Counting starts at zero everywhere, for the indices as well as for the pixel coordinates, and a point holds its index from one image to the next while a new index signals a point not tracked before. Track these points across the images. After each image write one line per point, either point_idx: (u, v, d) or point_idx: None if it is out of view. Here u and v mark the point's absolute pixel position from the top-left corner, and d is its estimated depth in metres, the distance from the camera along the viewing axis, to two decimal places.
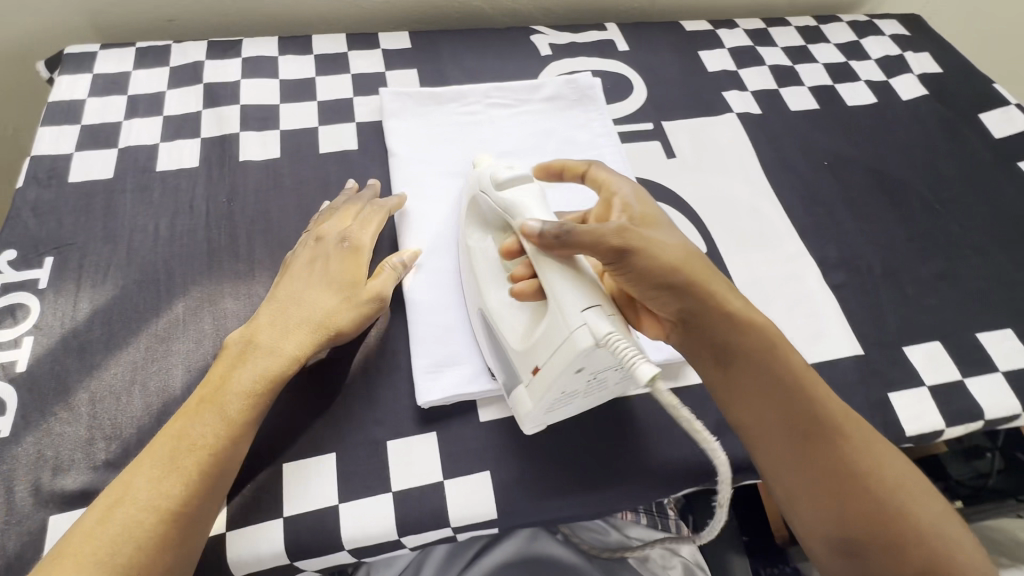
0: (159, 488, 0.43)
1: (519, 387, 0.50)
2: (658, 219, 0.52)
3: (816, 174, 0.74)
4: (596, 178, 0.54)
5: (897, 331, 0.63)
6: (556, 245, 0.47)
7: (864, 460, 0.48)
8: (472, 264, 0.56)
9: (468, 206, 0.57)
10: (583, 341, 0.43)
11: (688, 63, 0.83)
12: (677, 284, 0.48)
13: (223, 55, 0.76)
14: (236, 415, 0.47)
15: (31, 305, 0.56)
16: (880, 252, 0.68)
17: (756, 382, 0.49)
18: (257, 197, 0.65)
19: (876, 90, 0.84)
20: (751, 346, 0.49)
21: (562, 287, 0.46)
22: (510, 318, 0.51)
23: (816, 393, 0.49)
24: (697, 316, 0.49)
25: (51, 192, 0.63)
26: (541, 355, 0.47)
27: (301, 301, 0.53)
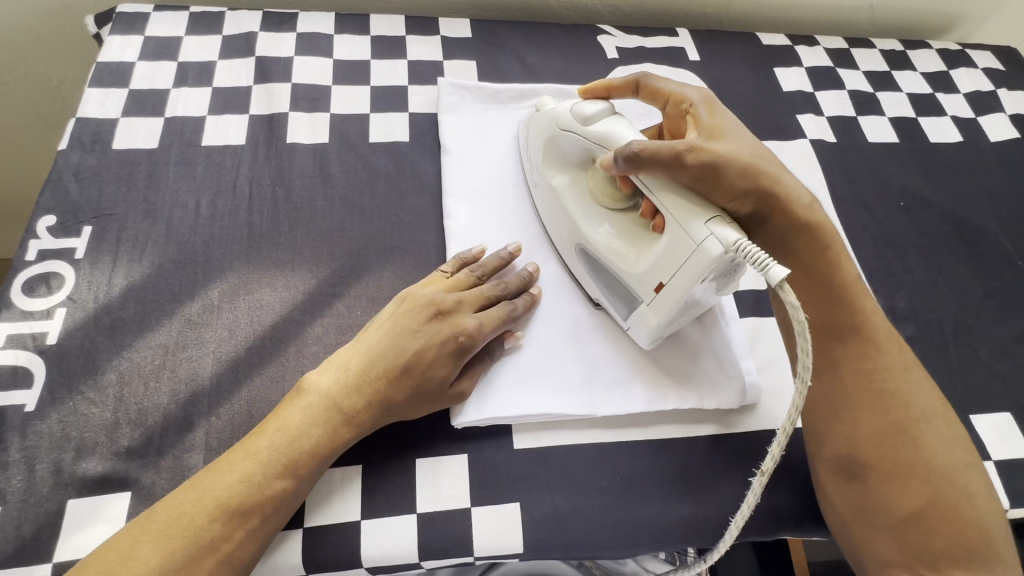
0: (220, 527, 0.42)
1: (638, 306, 0.53)
2: (725, 127, 0.54)
3: (890, 214, 0.69)
4: (651, 91, 0.58)
5: (965, 397, 0.58)
6: (635, 167, 0.48)
7: (894, 383, 0.49)
8: (559, 203, 0.58)
9: (542, 151, 0.59)
10: (713, 250, 0.45)
11: (762, 80, 0.78)
12: (750, 191, 0.49)
13: (277, 28, 0.73)
14: (302, 467, 0.45)
15: (66, 275, 0.55)
16: (953, 307, 0.63)
17: (812, 288, 0.52)
18: (303, 184, 0.63)
19: (962, 127, 0.78)
20: (810, 252, 0.52)
21: (675, 207, 0.48)
22: (619, 241, 0.53)
23: (861, 306, 0.51)
24: (763, 221, 0.51)
25: (94, 157, 0.61)
26: (666, 273, 0.49)
27: (391, 364, 0.49)
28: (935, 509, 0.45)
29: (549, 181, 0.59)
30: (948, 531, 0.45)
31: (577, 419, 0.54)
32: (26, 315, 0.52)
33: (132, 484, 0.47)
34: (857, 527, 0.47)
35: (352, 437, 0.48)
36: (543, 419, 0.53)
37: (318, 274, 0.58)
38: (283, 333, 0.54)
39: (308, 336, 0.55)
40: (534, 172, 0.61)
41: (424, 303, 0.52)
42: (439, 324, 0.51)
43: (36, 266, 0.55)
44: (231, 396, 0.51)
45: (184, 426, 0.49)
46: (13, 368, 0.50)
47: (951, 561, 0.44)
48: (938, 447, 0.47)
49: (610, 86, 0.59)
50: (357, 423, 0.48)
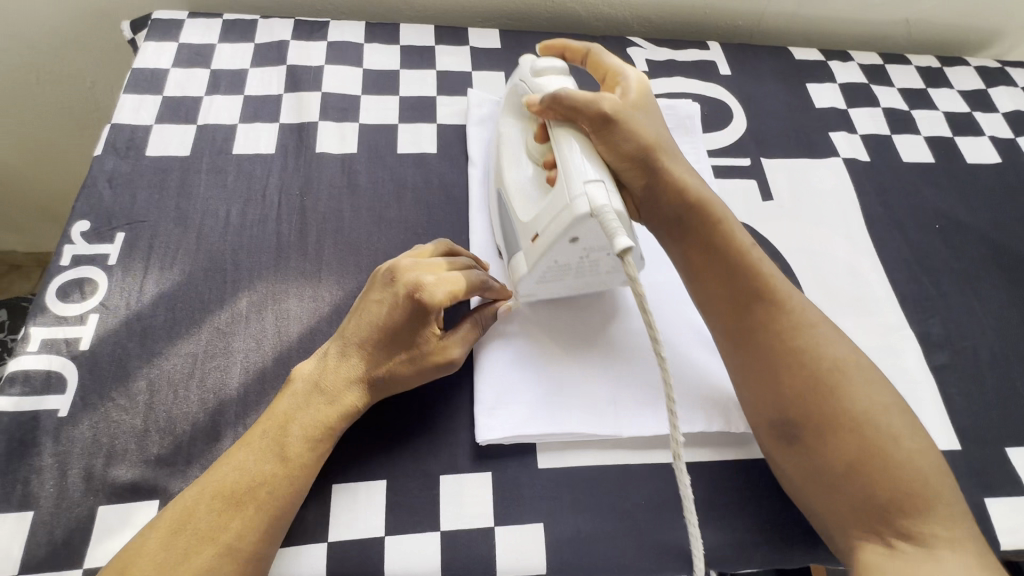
0: (217, 519, 0.42)
1: (517, 253, 0.53)
2: (650, 105, 0.56)
3: (924, 237, 0.68)
4: (596, 61, 0.59)
5: (1001, 428, 0.57)
6: (553, 107, 0.52)
7: (803, 339, 0.48)
8: (498, 146, 0.60)
9: (504, 103, 0.62)
10: (580, 209, 0.46)
11: (794, 96, 0.77)
12: (644, 154, 0.52)
13: (308, 37, 0.73)
14: (293, 453, 0.46)
15: (99, 281, 0.55)
16: (990, 336, 0.62)
17: (710, 255, 0.52)
18: (330, 194, 0.63)
19: (1001, 148, 0.76)
20: (705, 218, 0.52)
21: (567, 156, 0.50)
22: (524, 190, 0.54)
23: (763, 272, 0.50)
24: (655, 191, 0.53)
25: (129, 163, 0.62)
26: (541, 223, 0.49)
27: (359, 339, 0.50)
28: (867, 458, 0.43)
29: (500, 130, 0.61)
30: (886, 479, 0.42)
31: (601, 441, 0.53)
32: (59, 320, 0.53)
33: (161, 493, 0.47)
34: (810, 489, 0.46)
35: (346, 417, 0.49)
36: (567, 440, 0.53)
37: (345, 285, 0.58)
38: (310, 343, 0.55)
39: None
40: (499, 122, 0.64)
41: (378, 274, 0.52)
42: (391, 288, 0.50)
43: (70, 271, 0.55)
44: (258, 407, 0.51)
45: (212, 437, 0.50)
46: (48, 373, 0.50)
47: (896, 507, 0.42)
48: (861, 396, 0.45)
49: (566, 44, 0.61)
50: (350, 410, 0.49)
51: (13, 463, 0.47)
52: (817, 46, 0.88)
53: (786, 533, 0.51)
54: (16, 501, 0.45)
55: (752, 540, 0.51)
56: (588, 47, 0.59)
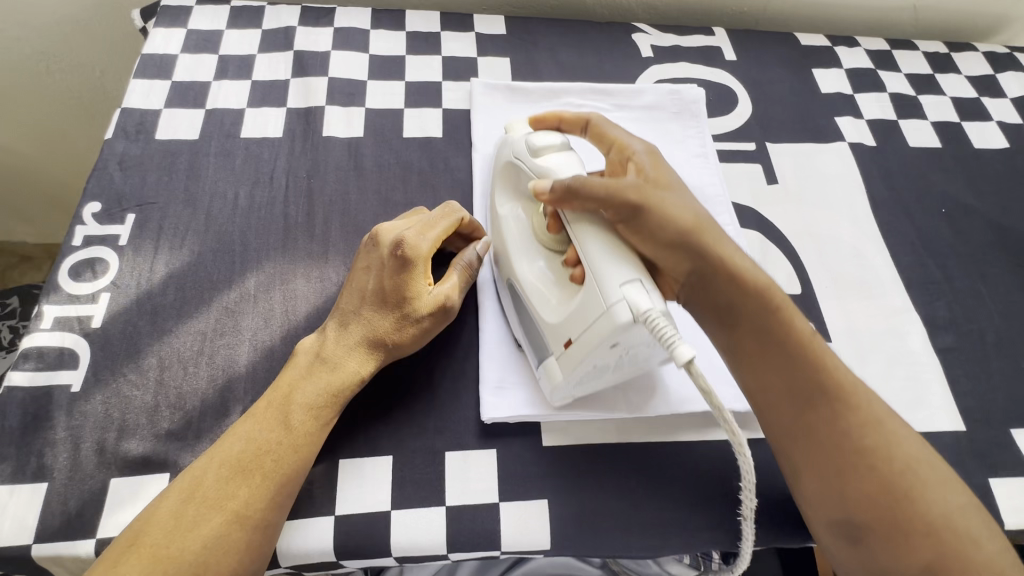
0: (226, 486, 0.43)
1: (548, 358, 0.50)
2: (671, 179, 0.52)
3: (930, 221, 0.67)
4: (599, 133, 0.56)
5: (1006, 410, 0.57)
6: (567, 199, 0.48)
7: (872, 439, 0.44)
8: (501, 233, 0.56)
9: (499, 176, 0.58)
10: (620, 316, 0.43)
11: (800, 81, 0.77)
12: (680, 243, 0.48)
13: (315, 23, 0.74)
14: (297, 420, 0.47)
15: (110, 261, 0.56)
16: (996, 318, 0.62)
17: (758, 354, 0.48)
18: (337, 177, 0.63)
19: (1009, 133, 0.75)
20: (754, 306, 0.48)
21: (596, 257, 0.46)
22: (545, 286, 0.51)
23: (821, 364, 0.47)
24: (700, 276, 0.49)
25: (139, 146, 0.63)
26: (575, 328, 0.46)
27: (355, 312, 0.51)
28: (943, 567, 0.41)
29: (497, 211, 0.57)
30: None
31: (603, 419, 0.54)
32: (73, 298, 0.54)
33: (171, 466, 0.48)
34: None
35: (354, 385, 0.49)
36: (571, 419, 0.53)
37: (351, 266, 0.59)
38: (316, 320, 0.55)
39: None
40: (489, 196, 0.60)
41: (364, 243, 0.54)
42: (376, 251, 0.52)
43: (82, 252, 0.56)
44: (267, 384, 0.52)
45: (221, 412, 0.50)
46: (60, 350, 0.51)
47: None
48: (934, 495, 0.43)
49: (561, 115, 0.57)
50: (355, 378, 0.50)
51: (29, 436, 0.48)
52: (824, 32, 0.88)
53: (789, 510, 0.51)
54: (31, 473, 0.46)
55: (755, 518, 0.51)
56: (587, 117, 0.56)
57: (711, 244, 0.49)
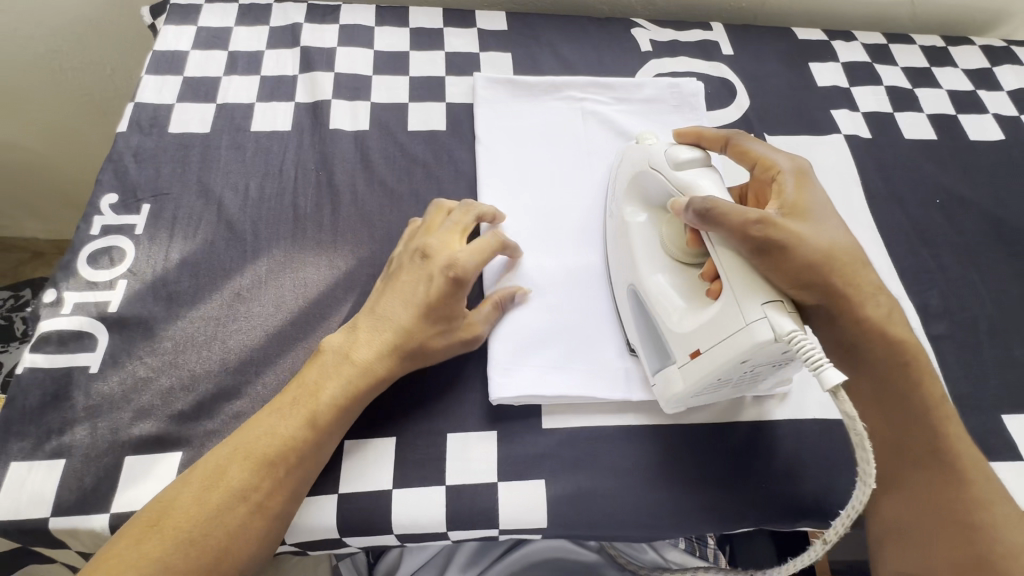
0: (251, 478, 0.45)
1: (669, 366, 0.50)
2: (814, 205, 0.52)
3: (924, 212, 0.68)
4: (741, 151, 0.57)
5: (997, 396, 0.58)
6: (705, 222, 0.48)
7: (978, 514, 0.46)
8: (630, 239, 0.55)
9: (627, 184, 0.58)
10: (763, 335, 0.43)
11: (796, 75, 0.78)
12: (819, 278, 0.48)
13: (321, 20, 0.76)
14: (323, 418, 0.48)
15: (127, 249, 0.58)
16: (988, 307, 0.63)
17: (885, 391, 0.50)
18: (344, 169, 0.65)
19: (1004, 126, 0.76)
20: (884, 352, 0.50)
21: (738, 279, 0.46)
22: (670, 300, 0.51)
23: (941, 425, 0.48)
24: (831, 318, 0.49)
25: (153, 139, 0.65)
26: (706, 340, 0.47)
27: (393, 312, 0.53)
28: None
29: (626, 219, 0.57)
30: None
31: (602, 402, 0.55)
32: (90, 285, 0.56)
33: (184, 444, 0.50)
34: None
35: (375, 383, 0.51)
36: (573, 401, 0.55)
37: (357, 255, 0.61)
38: (325, 309, 0.57)
39: (347, 312, 0.57)
40: (614, 204, 0.60)
41: (410, 249, 0.56)
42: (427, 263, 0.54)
43: (99, 240, 0.59)
44: (277, 368, 0.54)
45: (233, 393, 0.53)
46: (78, 333, 0.54)
47: None
48: None
49: (703, 132, 0.58)
50: (381, 376, 0.51)
51: (50, 413, 0.50)
52: (821, 28, 0.89)
53: (781, 490, 0.53)
54: (51, 449, 0.49)
55: (746, 498, 0.52)
56: (731, 136, 0.57)
57: (853, 288, 0.49)
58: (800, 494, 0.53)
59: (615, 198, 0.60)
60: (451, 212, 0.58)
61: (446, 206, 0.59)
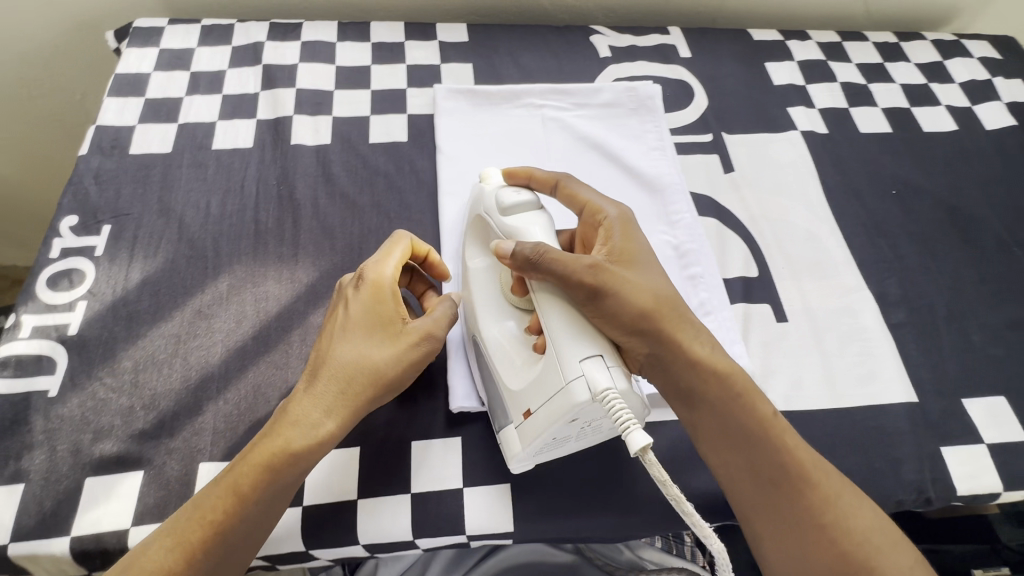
0: (166, 560, 0.42)
1: (507, 425, 0.49)
2: (640, 252, 0.52)
3: (881, 203, 0.69)
4: (569, 193, 0.56)
5: (957, 381, 0.58)
6: (532, 268, 0.47)
7: (831, 512, 0.46)
8: (474, 289, 0.55)
9: (470, 229, 0.57)
10: (579, 395, 0.43)
11: (753, 75, 0.79)
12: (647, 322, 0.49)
13: (283, 38, 0.77)
14: (244, 485, 0.44)
15: (86, 270, 0.58)
16: (946, 293, 0.63)
17: (727, 427, 0.48)
18: (306, 184, 0.66)
19: (956, 116, 0.78)
20: (721, 393, 0.49)
21: (561, 331, 0.46)
22: (509, 354, 0.50)
23: (782, 440, 0.48)
24: (663, 362, 0.49)
25: (113, 161, 0.65)
26: (535, 400, 0.46)
27: (334, 358, 0.48)
28: None
29: (469, 264, 0.56)
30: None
31: None
32: (50, 307, 0.56)
33: (144, 464, 0.50)
34: None
35: (310, 442, 0.46)
36: None
37: (318, 268, 0.61)
38: (286, 323, 0.58)
39: (310, 324, 0.58)
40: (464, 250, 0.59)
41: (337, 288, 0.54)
42: (358, 289, 0.51)
43: (60, 263, 0.58)
44: (238, 382, 0.54)
45: (195, 410, 0.52)
46: (38, 357, 0.53)
47: None
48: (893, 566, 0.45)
49: (532, 172, 0.57)
50: (319, 434, 0.46)
51: (6, 438, 0.50)
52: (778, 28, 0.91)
53: None
54: (7, 475, 0.48)
55: (712, 494, 0.53)
56: (557, 177, 0.56)
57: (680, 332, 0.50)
58: None
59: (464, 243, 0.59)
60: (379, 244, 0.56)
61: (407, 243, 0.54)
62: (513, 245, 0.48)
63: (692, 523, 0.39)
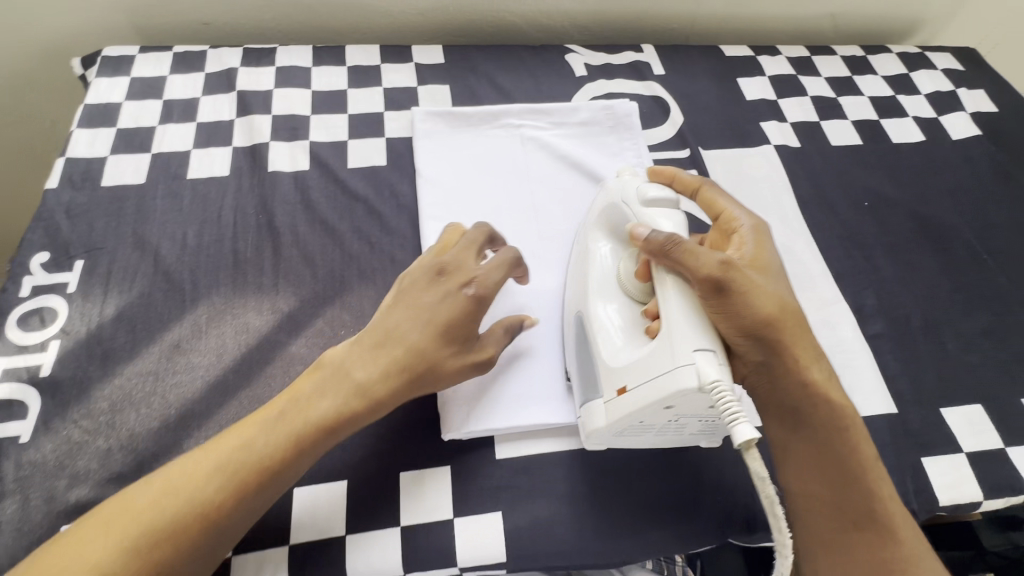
0: (224, 498, 0.43)
1: (595, 401, 0.51)
2: (773, 265, 0.51)
3: (855, 215, 0.71)
4: (709, 200, 0.55)
5: (933, 390, 0.59)
6: (661, 255, 0.48)
7: (904, 562, 0.47)
8: (590, 268, 0.56)
9: (598, 212, 0.57)
10: (688, 382, 0.44)
11: (726, 91, 0.81)
12: (770, 331, 0.48)
13: (257, 63, 0.76)
14: (308, 440, 0.46)
15: (58, 308, 0.57)
16: (921, 303, 0.65)
17: (825, 452, 0.49)
18: (285, 211, 0.65)
19: (923, 127, 0.80)
20: (830, 418, 0.50)
21: (681, 321, 0.46)
22: (612, 339, 0.51)
23: (875, 485, 0.49)
24: (772, 372, 0.49)
25: (85, 194, 0.64)
26: (633, 378, 0.47)
27: (413, 338, 0.50)
28: None
29: (590, 245, 0.57)
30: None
31: (559, 427, 0.55)
32: (20, 349, 0.54)
33: None
34: None
35: (370, 409, 0.48)
36: (527, 429, 0.55)
37: (300, 298, 0.60)
38: (268, 356, 0.56)
39: (293, 356, 0.57)
40: (583, 232, 0.60)
41: (427, 267, 0.53)
42: (452, 284, 0.52)
43: (30, 302, 0.57)
44: (219, 420, 0.53)
45: (174, 450, 0.51)
46: (7, 402, 0.52)
47: None
48: None
49: (678, 173, 0.57)
50: (379, 399, 0.48)
51: None
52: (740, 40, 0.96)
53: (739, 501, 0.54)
54: None
55: (703, 512, 0.53)
56: (704, 181, 0.55)
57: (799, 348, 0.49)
58: (729, 518, 0.53)
59: (584, 227, 0.60)
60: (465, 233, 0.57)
61: (510, 258, 0.54)
62: (652, 232, 0.49)
63: (775, 518, 0.42)
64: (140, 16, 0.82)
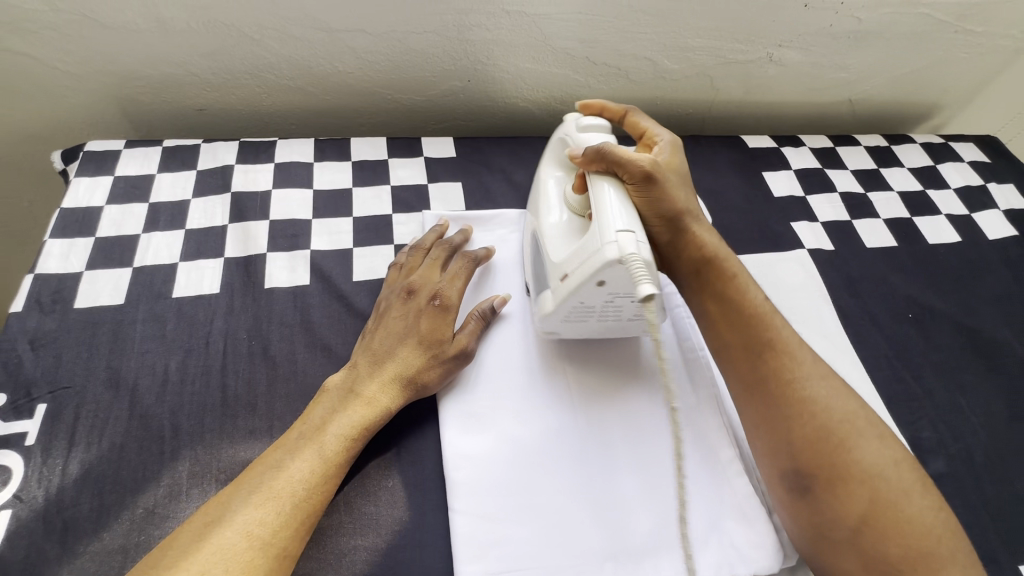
0: (272, 522, 0.42)
1: (546, 291, 0.55)
2: (682, 169, 0.59)
3: (898, 328, 0.66)
4: (634, 121, 0.63)
5: (1009, 542, 0.53)
6: (597, 159, 0.54)
7: (807, 388, 0.49)
8: (540, 190, 0.61)
9: (550, 150, 0.64)
10: (611, 254, 0.47)
11: (751, 187, 0.77)
12: (675, 218, 0.56)
13: (254, 160, 0.71)
14: (336, 464, 0.47)
15: (12, 468, 0.48)
16: (981, 435, 0.59)
17: (725, 307, 0.55)
18: (282, 336, 0.58)
19: (958, 225, 0.77)
20: (723, 274, 0.56)
21: (612, 204, 0.51)
22: (559, 238, 0.55)
23: (767, 320, 0.53)
24: (676, 253, 0.58)
25: (54, 319, 0.56)
26: (571, 264, 0.51)
27: (391, 356, 0.53)
28: (875, 513, 0.44)
29: (544, 175, 0.62)
30: (900, 532, 0.43)
31: None
32: None
33: None
34: (809, 517, 0.46)
35: (381, 417, 0.50)
36: None
37: None
38: None
39: None
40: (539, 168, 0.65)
41: (398, 288, 0.58)
42: (414, 299, 0.56)
43: None
44: None
45: None
46: None
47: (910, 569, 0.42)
48: (866, 448, 0.47)
49: (605, 104, 0.65)
50: (384, 410, 0.51)
51: None
52: (754, 126, 0.92)
53: None
54: None
55: None
56: (627, 108, 0.63)
57: (695, 223, 0.57)
58: None
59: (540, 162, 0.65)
60: (427, 253, 0.61)
61: (470, 261, 0.60)
62: (584, 147, 0.56)
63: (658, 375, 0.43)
64: (127, 103, 0.76)
